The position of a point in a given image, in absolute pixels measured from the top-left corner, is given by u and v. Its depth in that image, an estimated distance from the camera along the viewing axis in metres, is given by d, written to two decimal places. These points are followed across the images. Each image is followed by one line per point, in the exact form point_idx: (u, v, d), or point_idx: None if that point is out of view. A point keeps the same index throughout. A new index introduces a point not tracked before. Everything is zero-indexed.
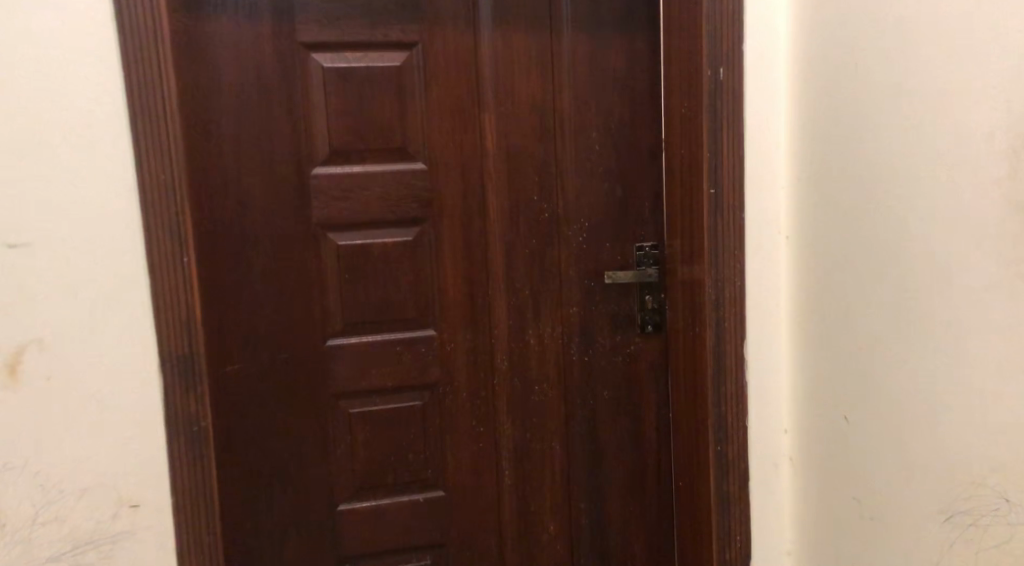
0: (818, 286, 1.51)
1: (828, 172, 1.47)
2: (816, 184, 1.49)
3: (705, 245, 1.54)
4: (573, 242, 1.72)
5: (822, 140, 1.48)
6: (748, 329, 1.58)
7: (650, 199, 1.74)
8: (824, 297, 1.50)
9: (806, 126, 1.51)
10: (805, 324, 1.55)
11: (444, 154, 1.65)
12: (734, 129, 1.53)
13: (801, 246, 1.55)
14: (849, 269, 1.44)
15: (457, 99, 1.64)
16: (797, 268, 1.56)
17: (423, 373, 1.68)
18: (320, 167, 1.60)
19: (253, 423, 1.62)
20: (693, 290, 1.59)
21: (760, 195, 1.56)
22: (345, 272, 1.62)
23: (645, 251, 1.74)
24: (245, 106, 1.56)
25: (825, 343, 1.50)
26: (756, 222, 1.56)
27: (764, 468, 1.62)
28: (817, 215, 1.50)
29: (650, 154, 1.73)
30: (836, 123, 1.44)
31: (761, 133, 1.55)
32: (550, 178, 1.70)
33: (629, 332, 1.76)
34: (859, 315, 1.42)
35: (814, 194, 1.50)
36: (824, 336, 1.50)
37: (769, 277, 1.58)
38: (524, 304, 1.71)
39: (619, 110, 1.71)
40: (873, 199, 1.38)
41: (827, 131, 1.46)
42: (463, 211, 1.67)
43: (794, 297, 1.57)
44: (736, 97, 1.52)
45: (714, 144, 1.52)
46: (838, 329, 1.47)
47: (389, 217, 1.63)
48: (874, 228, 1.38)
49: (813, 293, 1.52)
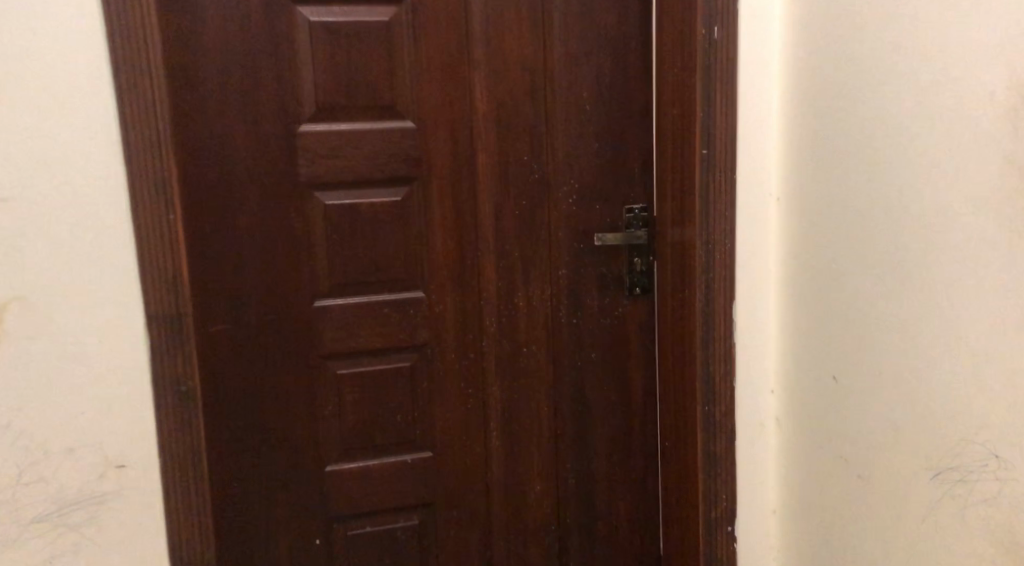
0: (810, 246, 1.50)
1: (822, 131, 1.46)
2: (810, 144, 1.48)
3: (696, 205, 1.54)
4: (564, 203, 1.71)
5: (815, 100, 1.47)
6: (738, 290, 1.58)
7: (640, 159, 1.73)
8: (817, 258, 1.49)
9: (800, 86, 1.50)
10: (795, 285, 1.55)
11: (434, 112, 1.63)
12: (728, 89, 1.51)
13: (793, 206, 1.54)
14: (840, 230, 1.43)
15: (448, 57, 1.62)
16: (789, 229, 1.55)
17: (412, 334, 1.67)
18: (308, 124, 1.58)
19: (240, 385, 1.60)
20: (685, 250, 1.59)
21: (752, 156, 1.55)
22: (333, 232, 1.61)
23: (635, 213, 1.73)
24: (231, 61, 1.53)
25: (815, 304, 1.50)
26: (747, 184, 1.56)
27: (751, 429, 1.62)
28: (810, 175, 1.49)
29: (642, 114, 1.72)
30: (832, 81, 1.43)
31: (754, 92, 1.54)
32: (540, 138, 1.68)
33: (617, 294, 1.76)
34: (851, 274, 1.42)
35: (806, 154, 1.50)
36: (815, 296, 1.50)
37: (759, 239, 1.58)
38: (513, 265, 1.71)
39: (610, 70, 1.69)
40: (868, 158, 1.37)
41: (821, 90, 1.45)
42: (452, 171, 1.65)
43: (784, 258, 1.57)
44: (730, 56, 1.51)
45: (707, 104, 1.51)
46: (829, 289, 1.47)
47: (377, 176, 1.61)
48: (866, 188, 1.38)
49: (804, 254, 1.52)
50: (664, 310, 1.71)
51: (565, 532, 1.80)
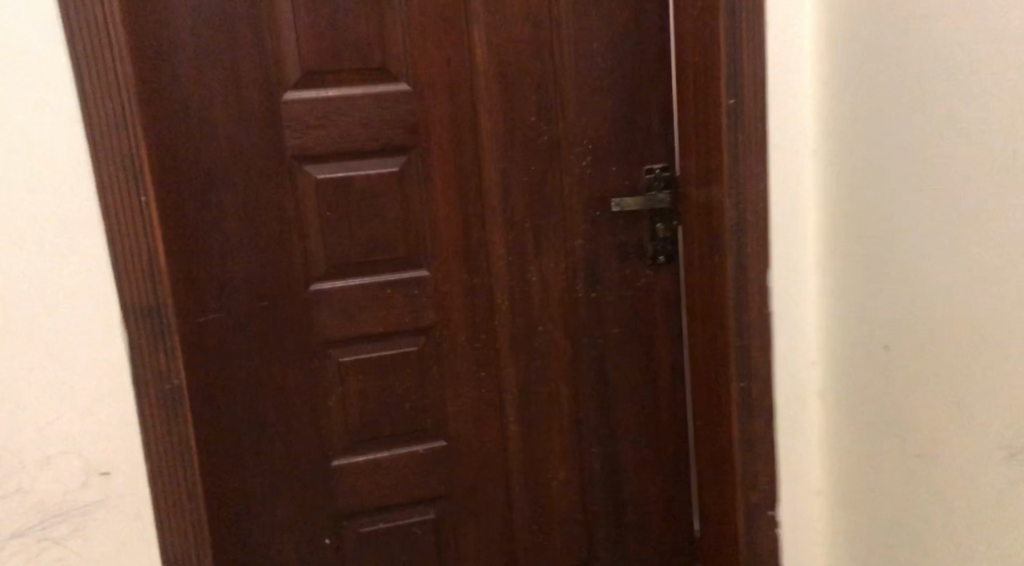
0: (855, 202, 1.36)
1: (865, 73, 1.31)
2: (852, 88, 1.34)
3: (723, 162, 1.40)
4: (576, 167, 1.59)
5: (855, 40, 1.32)
6: (773, 254, 1.44)
7: (658, 116, 1.60)
8: (862, 215, 1.35)
9: (838, 24, 1.35)
10: (838, 245, 1.41)
11: (431, 73, 1.49)
12: (755, 31, 1.37)
13: (834, 159, 1.39)
14: (888, 185, 1.29)
15: (443, 11, 1.48)
16: (830, 186, 1.41)
17: (418, 315, 1.55)
18: (292, 91, 1.44)
19: (233, 379, 1.48)
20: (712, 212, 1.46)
21: (783, 105, 1.40)
22: (327, 209, 1.48)
23: (656, 173, 1.61)
24: (204, 26, 1.39)
25: (861, 265, 1.36)
26: (780, 137, 1.41)
27: (791, 405, 1.49)
28: (851, 123, 1.35)
29: (657, 66, 1.58)
30: (873, 16, 1.28)
31: (784, 34, 1.39)
32: (548, 96, 1.55)
33: (638, 262, 1.64)
34: (901, 231, 1.28)
35: (847, 102, 1.35)
36: (862, 257, 1.36)
37: (796, 196, 1.44)
38: (523, 238, 1.59)
39: (622, 18, 1.55)
40: (917, 100, 1.22)
41: (862, 29, 1.30)
42: (454, 137, 1.52)
43: (824, 216, 1.43)
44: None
45: (733, 49, 1.37)
46: (877, 249, 1.33)
47: (372, 146, 1.48)
48: (915, 134, 1.23)
49: (848, 210, 1.38)
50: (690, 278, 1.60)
51: (592, 521, 1.68)
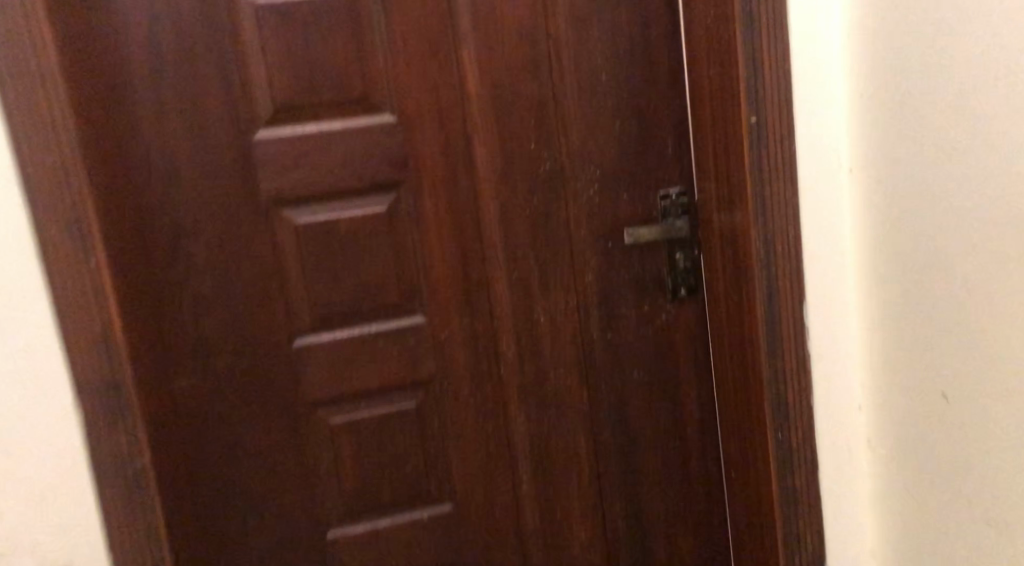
0: (900, 235, 1.21)
1: (908, 92, 1.16)
2: (892, 108, 1.19)
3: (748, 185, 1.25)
4: (583, 196, 1.45)
5: (895, 49, 1.17)
6: (807, 292, 1.30)
7: (671, 137, 1.46)
8: (911, 249, 1.20)
9: (871, 38, 1.20)
10: (881, 282, 1.26)
11: (418, 102, 1.35)
12: (776, 39, 1.22)
13: (872, 187, 1.25)
14: (944, 210, 1.14)
15: (429, 32, 1.34)
16: (871, 211, 1.26)
17: (416, 368, 1.41)
18: (264, 129, 1.30)
19: (213, 448, 1.34)
20: (736, 241, 1.32)
21: (812, 127, 1.26)
22: (309, 257, 1.34)
23: (672, 199, 1.47)
24: (163, 62, 1.25)
25: (912, 305, 1.21)
26: (809, 162, 1.27)
27: (836, 456, 1.33)
28: (892, 147, 1.20)
29: (667, 82, 1.44)
30: (916, 30, 1.13)
31: (812, 47, 1.24)
32: (549, 120, 1.41)
33: (657, 297, 1.50)
34: (962, 268, 1.13)
35: (888, 117, 1.20)
36: (913, 296, 1.21)
37: (830, 227, 1.29)
38: (528, 277, 1.44)
39: (627, 31, 1.42)
40: (979, 123, 1.07)
41: (902, 36, 1.16)
42: (447, 169, 1.38)
43: (862, 249, 1.29)
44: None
45: (753, 60, 1.22)
46: (931, 288, 1.18)
47: (357, 185, 1.34)
48: (977, 161, 1.08)
49: (893, 244, 1.23)
50: (714, 314, 1.45)
51: None
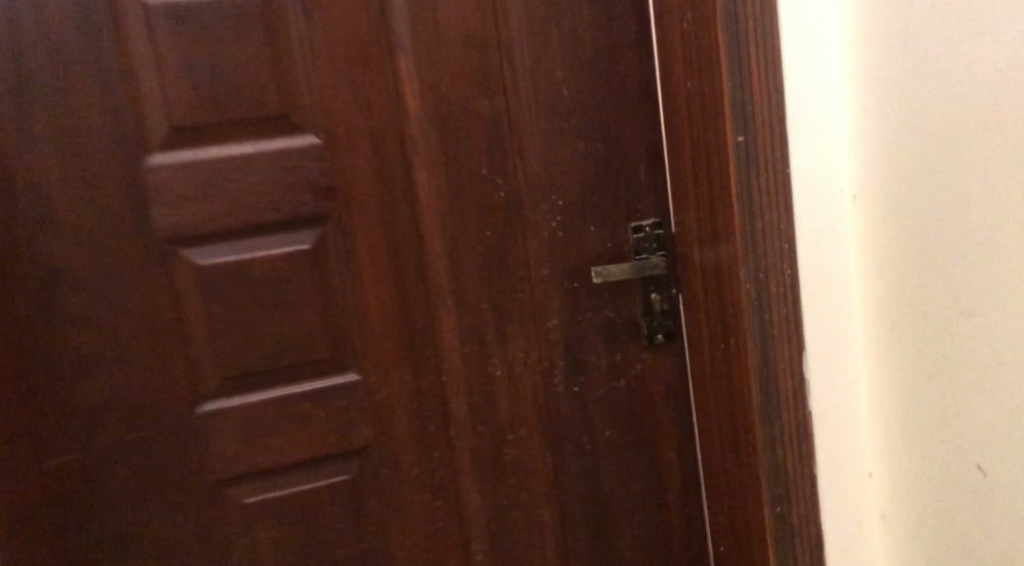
0: (925, 285, 1.06)
1: (932, 123, 1.02)
2: (911, 141, 1.04)
3: (734, 218, 1.10)
4: (544, 229, 1.26)
5: (908, 61, 1.03)
6: (808, 345, 1.14)
7: (642, 161, 1.29)
8: (938, 301, 1.05)
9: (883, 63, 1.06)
10: (899, 337, 1.11)
11: (347, 122, 1.16)
12: (763, 52, 1.07)
13: (887, 228, 1.10)
14: (977, 247, 0.99)
15: (359, 41, 1.15)
16: (886, 254, 1.10)
17: (348, 434, 1.20)
18: (160, 153, 1.10)
19: (102, 535, 1.13)
20: (721, 280, 1.15)
21: (811, 156, 1.11)
22: (216, 304, 1.13)
23: (646, 231, 1.30)
24: (34, 75, 1.06)
25: (941, 366, 1.06)
26: (809, 199, 1.12)
27: (844, 529, 1.16)
28: (914, 185, 1.05)
29: (636, 98, 1.27)
30: (943, 54, 0.99)
31: (808, 65, 1.10)
32: (502, 141, 1.23)
33: (630, 344, 1.31)
34: (1005, 324, 0.98)
35: (901, 140, 1.06)
36: (941, 355, 1.05)
37: (834, 272, 1.14)
38: (481, 324, 1.25)
39: (590, 41, 1.24)
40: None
41: (920, 50, 1.02)
42: (384, 200, 1.19)
43: (874, 298, 1.13)
44: (764, 5, 1.07)
45: (738, 76, 1.07)
46: (966, 346, 1.02)
47: (274, 217, 1.15)
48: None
49: (914, 295, 1.08)
50: (697, 363, 1.27)
51: None
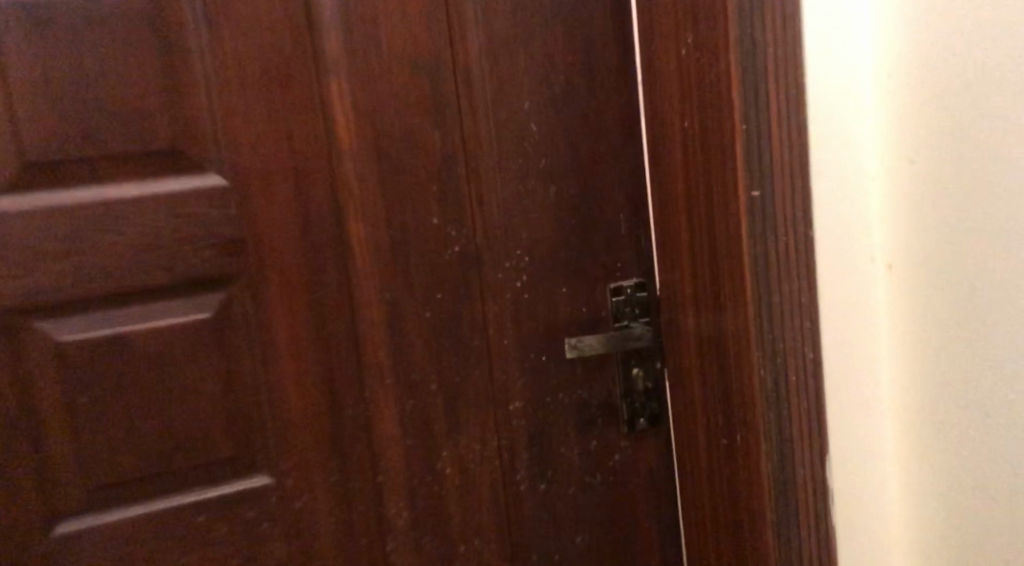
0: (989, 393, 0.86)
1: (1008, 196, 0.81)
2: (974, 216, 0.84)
3: (746, 293, 0.89)
4: (506, 291, 1.05)
5: (972, 101, 0.83)
6: (829, 453, 0.93)
7: (622, 210, 1.08)
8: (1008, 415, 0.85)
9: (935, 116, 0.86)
10: (947, 450, 0.90)
11: (259, 160, 0.95)
12: (787, 86, 0.86)
13: (934, 319, 0.89)
14: None
15: (276, 59, 0.95)
16: (932, 349, 0.90)
17: (259, 550, 0.98)
18: (8, 195, 0.89)
19: None
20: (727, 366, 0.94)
21: (838, 224, 0.90)
22: (84, 391, 0.91)
23: (627, 295, 1.09)
24: None
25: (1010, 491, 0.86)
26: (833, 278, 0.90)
27: None
28: (976, 270, 0.85)
29: (618, 135, 1.07)
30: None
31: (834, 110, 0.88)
32: (455, 185, 1.02)
33: (607, 429, 1.10)
34: None
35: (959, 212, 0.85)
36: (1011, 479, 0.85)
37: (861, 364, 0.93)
38: (428, 407, 1.03)
39: (563, 67, 1.04)
40: None
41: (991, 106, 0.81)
42: (307, 257, 0.98)
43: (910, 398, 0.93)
44: (785, 28, 0.86)
45: (757, 116, 0.86)
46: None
47: (162, 277, 0.93)
48: None
49: (973, 403, 0.87)
50: (683, 456, 1.07)
51: None
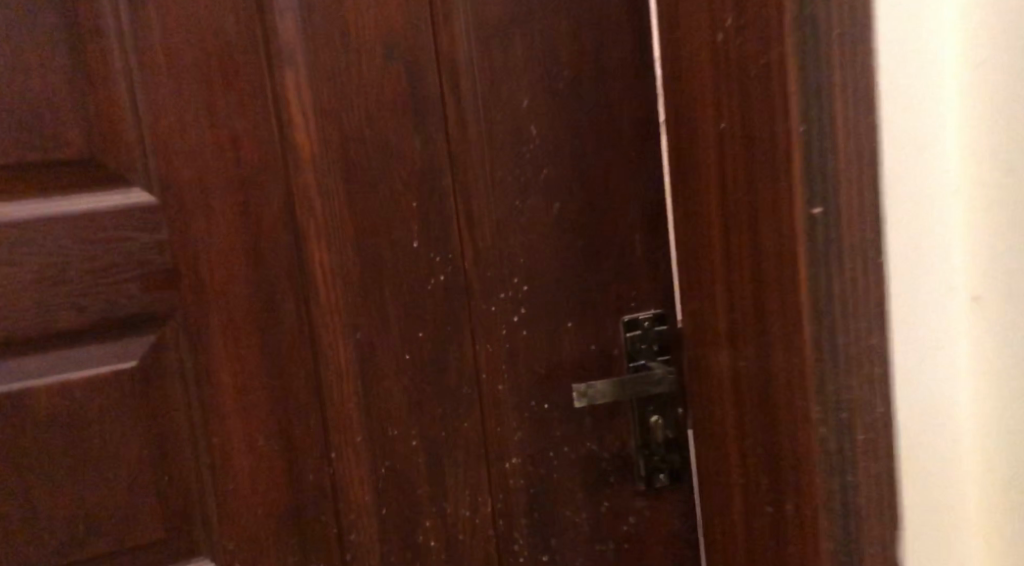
0: None
1: None
2: None
3: (802, 332, 0.73)
4: (500, 327, 0.87)
5: None
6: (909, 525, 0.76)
7: (638, 230, 0.90)
8: None
9: None
10: None
11: (197, 173, 0.78)
12: (857, 82, 0.69)
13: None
14: None
15: (216, 49, 0.77)
16: None
17: None
18: None
19: None
20: (771, 419, 0.77)
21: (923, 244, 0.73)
22: None
23: (644, 329, 0.91)
24: None
25: None
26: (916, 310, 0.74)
27: None
28: None
29: (634, 140, 0.89)
30: None
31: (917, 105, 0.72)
32: (439, 201, 0.85)
33: (620, 490, 0.92)
34: None
35: None
36: None
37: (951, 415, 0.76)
38: (407, 468, 0.86)
39: (568, 58, 0.86)
40: None
41: None
42: (258, 289, 0.80)
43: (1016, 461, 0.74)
44: (856, 9, 0.69)
45: (823, 119, 0.70)
46: None
47: (75, 318, 0.76)
48: None
49: None
50: (712, 527, 0.88)
51: None
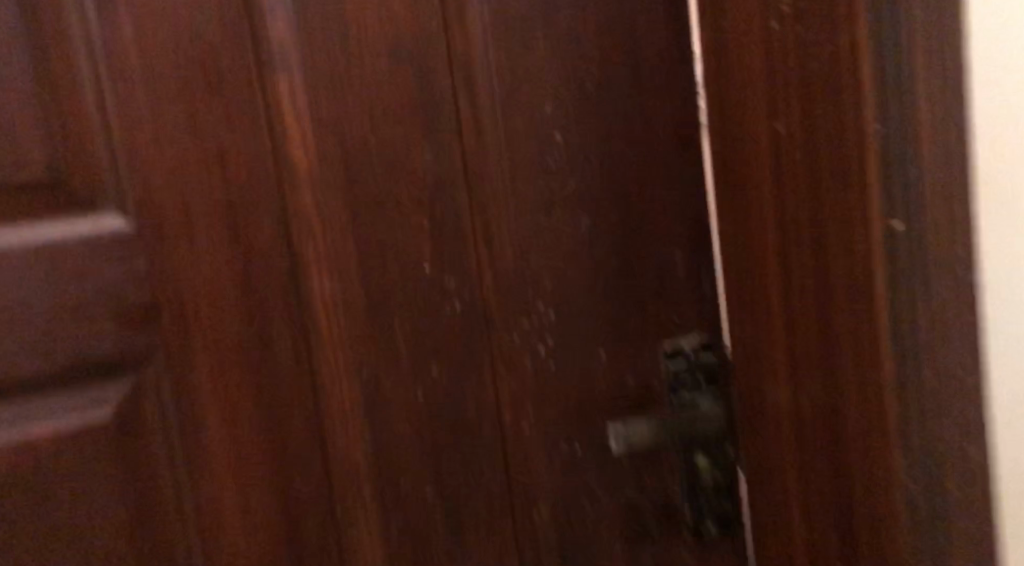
0: None
1: None
2: None
3: (880, 372, 0.62)
4: (527, 361, 0.78)
5: None
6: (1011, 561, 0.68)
7: (678, 245, 0.81)
8: None
9: None
10: None
11: (177, 194, 0.68)
12: (942, 75, 0.59)
13: None
14: None
15: (196, 51, 0.68)
16: None
17: None
18: None
19: None
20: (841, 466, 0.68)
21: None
22: None
23: (688, 359, 0.82)
24: None
25: None
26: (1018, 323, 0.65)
27: None
28: None
29: (672, 146, 0.79)
30: None
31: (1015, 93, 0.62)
32: (454, 220, 0.75)
33: (665, 537, 0.83)
34: None
35: None
36: None
37: None
38: (424, 521, 0.76)
39: (597, 56, 0.76)
40: None
41: None
42: (251, 326, 0.71)
43: None
44: None
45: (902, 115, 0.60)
46: None
47: (41, 364, 0.66)
48: None
49: None
50: None
51: None
